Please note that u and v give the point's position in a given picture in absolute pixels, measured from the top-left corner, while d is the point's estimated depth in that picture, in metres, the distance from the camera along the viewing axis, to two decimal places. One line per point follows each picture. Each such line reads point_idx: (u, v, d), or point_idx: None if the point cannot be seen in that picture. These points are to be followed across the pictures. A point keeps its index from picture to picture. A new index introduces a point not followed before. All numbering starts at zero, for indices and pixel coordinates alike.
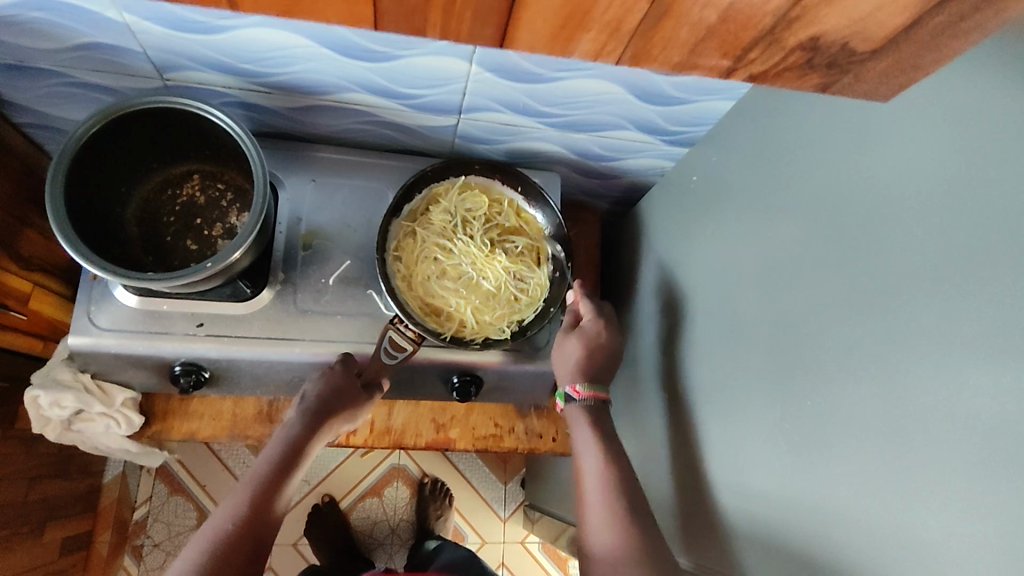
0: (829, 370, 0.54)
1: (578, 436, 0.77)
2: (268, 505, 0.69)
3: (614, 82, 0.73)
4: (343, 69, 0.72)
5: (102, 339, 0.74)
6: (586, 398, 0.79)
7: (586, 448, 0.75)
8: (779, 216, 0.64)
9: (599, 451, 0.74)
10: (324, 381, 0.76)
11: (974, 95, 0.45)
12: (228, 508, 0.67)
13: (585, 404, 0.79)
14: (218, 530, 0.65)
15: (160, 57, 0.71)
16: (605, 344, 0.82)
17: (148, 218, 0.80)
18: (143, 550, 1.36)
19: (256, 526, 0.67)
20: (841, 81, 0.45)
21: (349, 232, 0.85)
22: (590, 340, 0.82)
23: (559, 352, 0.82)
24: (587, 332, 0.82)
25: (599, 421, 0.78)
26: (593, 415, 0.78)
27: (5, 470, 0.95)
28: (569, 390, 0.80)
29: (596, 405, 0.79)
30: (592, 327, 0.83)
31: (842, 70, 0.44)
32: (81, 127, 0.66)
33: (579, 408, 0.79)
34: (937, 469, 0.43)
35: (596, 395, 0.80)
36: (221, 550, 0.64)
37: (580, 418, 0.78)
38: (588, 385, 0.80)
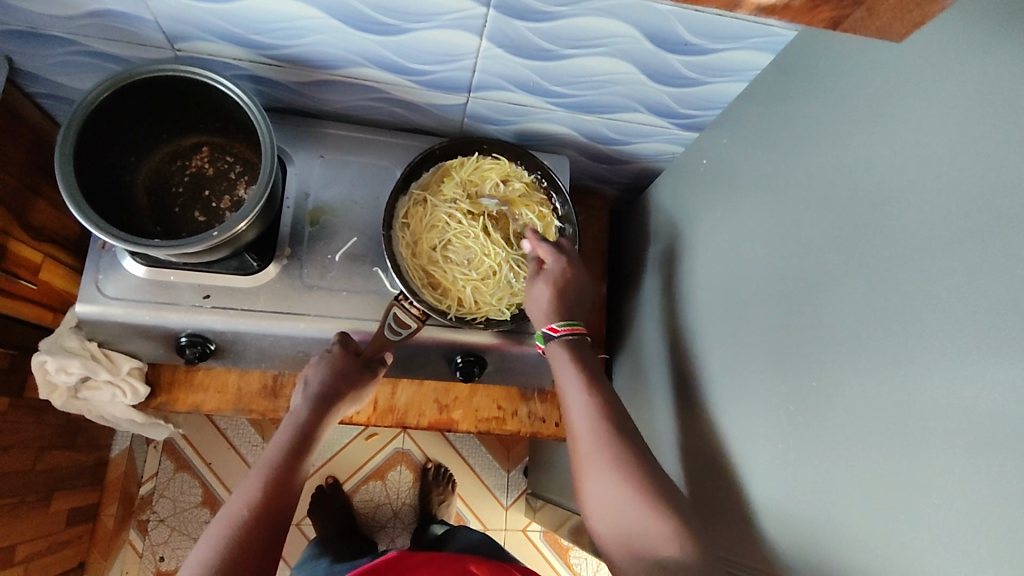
0: (840, 352, 0.53)
1: (563, 377, 0.75)
2: (284, 490, 0.67)
3: (626, 61, 0.72)
4: (354, 42, 0.72)
5: (110, 308, 0.75)
6: (566, 334, 0.77)
7: (571, 392, 0.73)
8: (791, 197, 0.63)
9: (586, 392, 0.72)
10: (327, 365, 0.76)
11: (991, 65, 0.44)
12: (243, 495, 0.66)
13: (564, 340, 0.77)
14: (234, 517, 0.64)
15: (172, 25, 0.71)
16: (574, 279, 0.79)
17: (157, 188, 0.80)
18: (148, 525, 1.37)
19: (273, 511, 0.65)
20: (855, 14, 0.44)
21: (356, 208, 0.85)
22: (557, 278, 0.78)
23: (529, 298, 0.79)
24: (556, 270, 0.79)
25: (581, 357, 0.76)
26: (574, 352, 0.76)
27: (14, 439, 0.96)
28: (546, 330, 0.77)
29: (576, 340, 0.77)
30: (557, 264, 0.79)
31: (855, 2, 0.43)
32: (89, 94, 0.66)
33: (559, 347, 0.77)
34: (948, 446, 0.42)
35: (574, 330, 0.77)
36: (240, 537, 0.62)
37: (562, 357, 0.76)
38: (564, 321, 0.77)
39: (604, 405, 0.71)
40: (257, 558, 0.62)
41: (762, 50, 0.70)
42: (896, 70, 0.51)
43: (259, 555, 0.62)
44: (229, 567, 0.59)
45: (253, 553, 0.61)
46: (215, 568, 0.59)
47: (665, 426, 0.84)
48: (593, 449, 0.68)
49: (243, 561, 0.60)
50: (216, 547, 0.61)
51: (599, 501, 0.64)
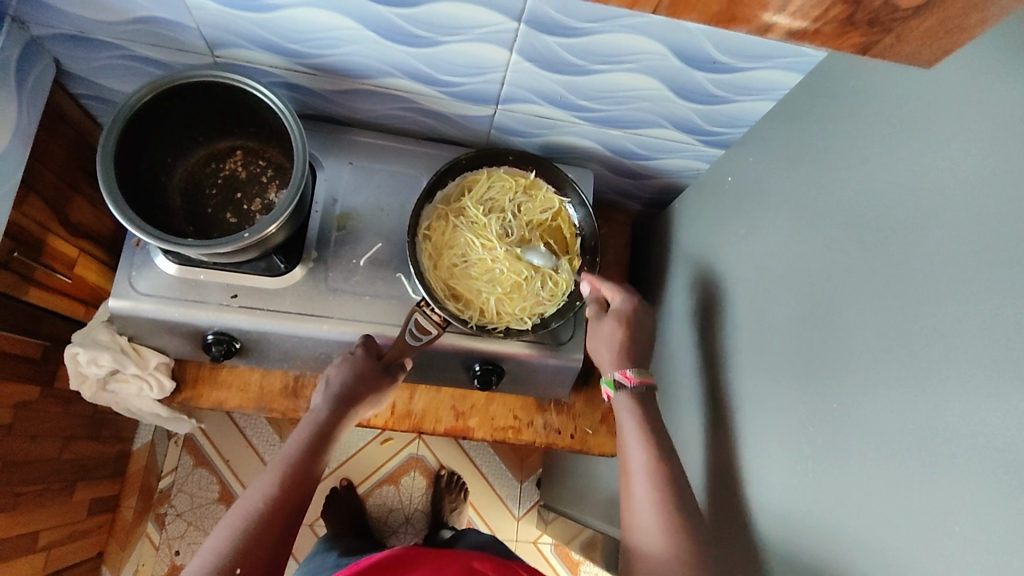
0: (861, 375, 0.53)
1: (626, 428, 0.73)
2: (300, 488, 0.68)
3: (653, 77, 0.73)
4: (387, 53, 0.74)
5: (140, 304, 0.77)
6: (639, 384, 0.75)
7: (634, 446, 0.71)
8: (817, 217, 0.62)
9: (651, 451, 0.70)
10: (347, 367, 0.77)
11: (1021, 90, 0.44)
12: (260, 489, 0.67)
13: (635, 391, 0.75)
14: (250, 510, 0.64)
15: (213, 33, 0.73)
16: (642, 321, 0.81)
17: (192, 189, 0.83)
18: (166, 519, 1.39)
19: (287, 508, 0.66)
20: (884, 40, 0.44)
21: (382, 214, 0.86)
22: (625, 315, 0.80)
23: (598, 336, 0.80)
24: (625, 308, 0.80)
25: (647, 408, 0.74)
26: (642, 403, 0.75)
27: (42, 427, 0.99)
28: (618, 376, 0.76)
29: (643, 391, 0.75)
30: (626, 303, 0.81)
31: (884, 29, 0.43)
32: (133, 96, 0.69)
33: (628, 397, 0.75)
34: (966, 474, 0.42)
35: (646, 380, 0.76)
36: (254, 531, 0.63)
37: (629, 407, 0.74)
38: (637, 368, 0.77)
39: (663, 461, 0.69)
40: (270, 553, 0.63)
41: (790, 69, 0.70)
42: (923, 93, 0.51)
43: (272, 551, 0.63)
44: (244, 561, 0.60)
45: (266, 549, 0.62)
46: (228, 560, 0.60)
47: (682, 443, 0.84)
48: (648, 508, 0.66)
49: (257, 556, 0.61)
50: (231, 539, 0.62)
51: (646, 558, 0.63)
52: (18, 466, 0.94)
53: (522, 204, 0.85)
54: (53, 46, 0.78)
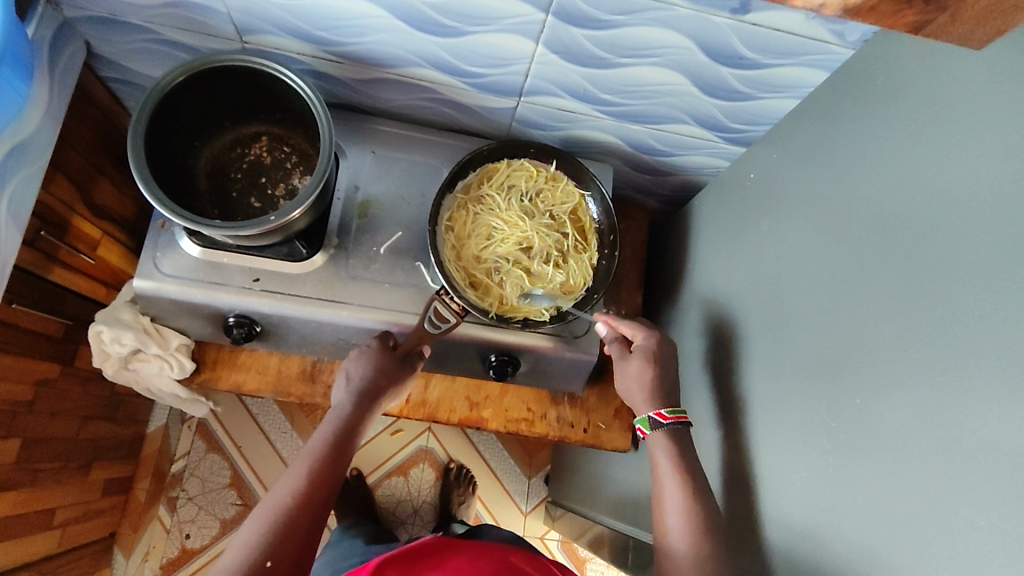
0: (882, 370, 0.53)
1: (662, 468, 0.72)
2: (326, 482, 0.69)
3: (679, 72, 0.73)
4: (413, 43, 0.74)
5: (164, 285, 0.78)
6: (673, 423, 0.76)
7: (670, 488, 0.70)
8: (838, 214, 0.62)
9: (687, 494, 0.69)
10: (368, 363, 0.78)
11: None
12: (288, 482, 0.68)
13: (670, 429, 0.75)
14: (278, 504, 0.66)
15: (242, 18, 0.74)
16: (667, 359, 0.81)
17: (217, 172, 0.84)
18: (177, 502, 1.40)
19: (314, 502, 0.67)
20: (937, 19, 0.46)
21: (403, 204, 0.87)
22: (650, 352, 0.81)
23: (623, 376, 0.81)
24: (650, 346, 0.81)
25: (683, 448, 0.74)
26: (676, 442, 0.74)
27: (62, 406, 1.00)
28: (654, 416, 0.77)
29: (682, 431, 0.75)
30: (648, 342, 0.82)
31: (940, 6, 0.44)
32: (164, 77, 0.70)
33: (664, 436, 0.75)
34: (990, 471, 0.42)
35: (681, 419, 0.76)
36: (284, 525, 0.64)
37: (663, 447, 0.74)
38: (674, 409, 0.77)
39: (685, 489, 0.69)
40: (297, 543, 0.64)
41: (817, 67, 0.70)
42: (952, 90, 0.51)
43: (300, 541, 0.64)
44: (272, 550, 0.62)
45: (294, 538, 0.64)
46: (260, 553, 0.61)
47: (695, 440, 0.84)
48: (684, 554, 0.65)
49: (285, 544, 0.63)
50: (262, 532, 0.63)
51: None
52: (37, 443, 0.96)
53: (544, 192, 0.85)
54: (84, 28, 0.79)
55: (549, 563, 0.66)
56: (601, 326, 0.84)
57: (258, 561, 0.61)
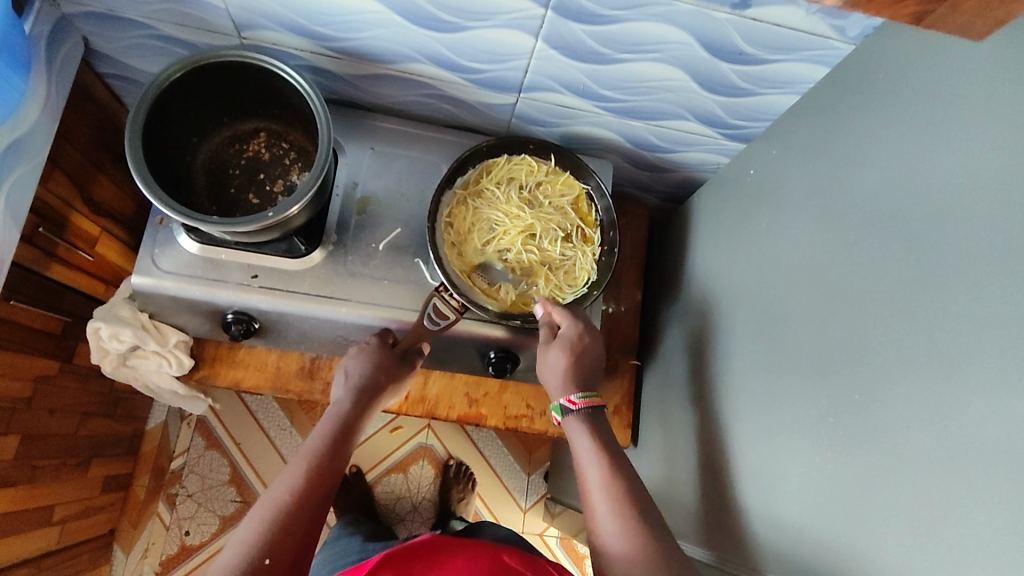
0: (879, 366, 0.53)
1: (579, 448, 0.74)
2: (324, 480, 0.69)
3: (678, 68, 0.73)
4: (412, 38, 0.74)
5: (162, 281, 0.78)
6: (583, 407, 0.77)
7: (589, 466, 0.72)
8: (838, 211, 0.62)
9: (604, 465, 0.71)
10: (363, 358, 0.79)
11: None
12: (286, 479, 0.68)
13: (581, 414, 0.77)
14: (277, 501, 0.65)
15: (241, 14, 0.74)
16: (590, 347, 0.79)
17: (215, 169, 0.83)
18: (177, 499, 1.40)
19: (313, 498, 0.67)
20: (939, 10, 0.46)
21: (401, 200, 0.87)
22: (573, 343, 0.78)
23: (543, 363, 0.79)
24: (571, 335, 0.78)
25: (597, 428, 0.76)
26: (590, 423, 0.76)
27: (61, 403, 1.00)
28: (564, 403, 0.78)
29: (594, 413, 0.77)
30: (573, 329, 0.78)
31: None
32: (162, 72, 0.70)
33: (576, 420, 0.76)
34: (990, 467, 0.42)
35: (591, 403, 0.77)
36: (283, 521, 0.63)
37: (578, 430, 0.76)
38: (582, 394, 0.77)
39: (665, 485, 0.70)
40: (298, 539, 0.63)
41: (817, 63, 0.70)
42: (952, 86, 0.51)
43: (301, 537, 0.64)
44: (273, 545, 0.61)
45: (295, 534, 0.63)
46: (259, 549, 0.60)
47: (693, 436, 0.84)
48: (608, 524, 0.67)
49: (287, 540, 0.62)
50: (261, 529, 0.62)
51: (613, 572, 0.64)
52: (37, 439, 0.96)
53: (543, 184, 0.85)
54: (82, 24, 0.79)
55: (546, 562, 0.65)
56: (537, 308, 0.79)
57: (255, 559, 0.60)
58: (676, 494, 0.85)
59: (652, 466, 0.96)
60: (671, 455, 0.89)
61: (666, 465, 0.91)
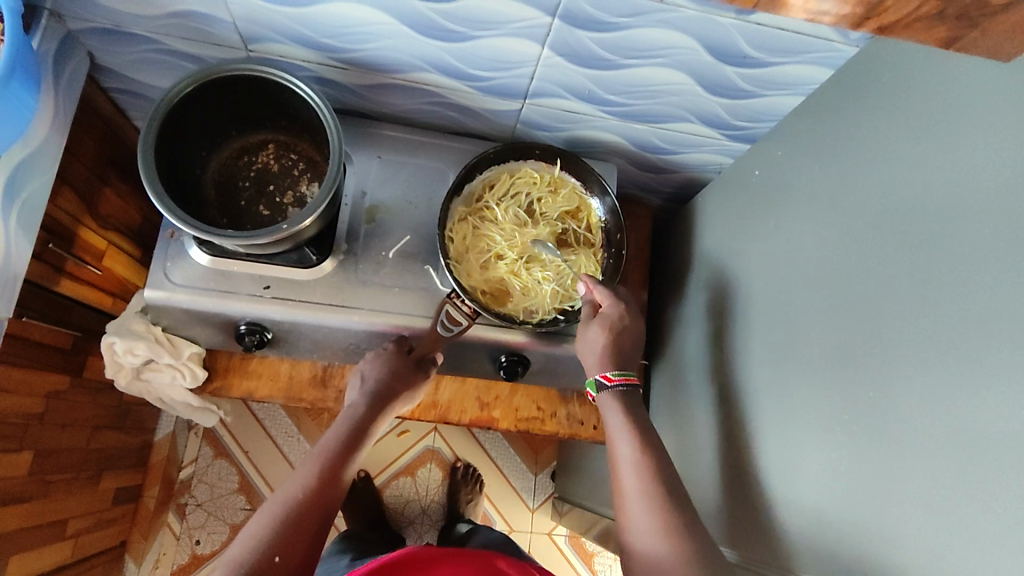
0: (890, 363, 0.54)
1: (612, 424, 0.75)
2: (336, 480, 0.69)
3: (683, 72, 0.73)
4: (419, 48, 0.75)
5: (175, 294, 0.78)
6: (621, 384, 0.77)
7: (619, 437, 0.73)
8: (845, 211, 0.63)
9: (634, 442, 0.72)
10: (383, 364, 0.80)
11: None
12: (300, 477, 0.68)
13: (617, 391, 0.77)
14: (289, 497, 0.66)
15: (248, 27, 0.74)
16: (631, 328, 0.80)
17: (225, 181, 0.84)
18: (187, 508, 1.41)
19: (324, 497, 0.67)
20: (968, 36, 0.45)
21: (409, 208, 0.87)
22: (612, 322, 0.79)
23: (582, 340, 0.80)
24: (613, 314, 0.79)
25: (631, 407, 0.76)
26: (626, 402, 0.76)
27: (72, 417, 1.01)
28: (600, 379, 0.78)
29: (629, 391, 0.78)
30: (614, 309, 0.80)
31: (971, 24, 0.44)
32: (174, 87, 0.70)
33: (611, 396, 0.77)
34: (1004, 461, 0.43)
35: (627, 380, 0.78)
36: (293, 518, 0.64)
37: (612, 406, 0.76)
38: (620, 371, 0.78)
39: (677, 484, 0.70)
40: (309, 537, 0.64)
41: (820, 65, 0.71)
42: (957, 88, 0.52)
43: (312, 536, 0.64)
44: (285, 542, 0.62)
45: (306, 533, 0.64)
46: (268, 544, 0.61)
47: (704, 434, 0.85)
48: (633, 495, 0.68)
49: (298, 538, 0.63)
50: (271, 525, 0.63)
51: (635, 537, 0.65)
52: (50, 454, 0.96)
53: (542, 196, 0.86)
54: (88, 40, 0.79)
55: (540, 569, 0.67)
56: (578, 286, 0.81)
57: (265, 556, 0.60)
58: (689, 491, 0.86)
59: None
60: (683, 453, 0.90)
61: (677, 462, 0.92)
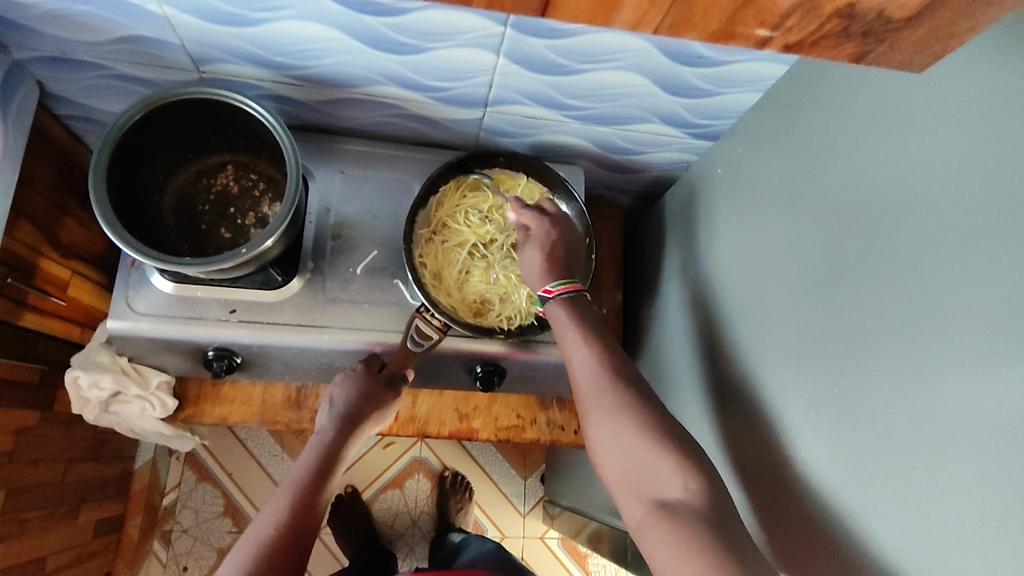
0: (859, 357, 0.53)
1: (563, 332, 0.72)
2: (310, 511, 0.68)
3: (640, 74, 0.73)
4: (374, 62, 0.74)
5: (139, 324, 0.77)
6: (561, 293, 0.74)
7: (574, 345, 0.70)
8: (808, 204, 0.63)
9: (591, 345, 0.70)
10: (351, 388, 0.79)
11: (990, 82, 0.45)
12: (271, 512, 0.67)
13: (561, 299, 0.74)
14: (262, 535, 0.64)
15: (197, 49, 0.73)
16: (559, 238, 0.78)
17: (183, 206, 0.83)
18: (171, 535, 1.39)
19: (298, 530, 0.66)
20: (877, 50, 0.44)
21: (376, 222, 0.86)
22: (545, 240, 0.77)
23: (522, 265, 0.78)
24: (540, 232, 0.78)
25: (580, 311, 0.74)
26: (574, 309, 0.73)
27: (44, 452, 0.98)
28: (541, 293, 0.76)
29: (574, 297, 0.74)
30: (540, 226, 0.78)
31: (878, 39, 0.42)
32: (123, 115, 0.69)
33: (558, 305, 0.74)
34: (966, 457, 0.43)
35: (570, 287, 0.75)
36: (267, 555, 0.63)
37: (562, 314, 0.73)
38: (560, 281, 0.75)
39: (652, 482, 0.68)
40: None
41: (774, 61, 0.71)
42: (905, 82, 0.52)
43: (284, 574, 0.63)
44: None
45: (280, 570, 0.62)
46: None
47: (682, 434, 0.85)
48: (598, 398, 0.65)
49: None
50: (247, 564, 0.62)
51: (611, 444, 0.62)
52: (23, 492, 0.94)
53: (499, 199, 0.86)
54: (36, 69, 0.77)
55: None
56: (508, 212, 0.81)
57: None
58: None
59: None
60: None
61: None
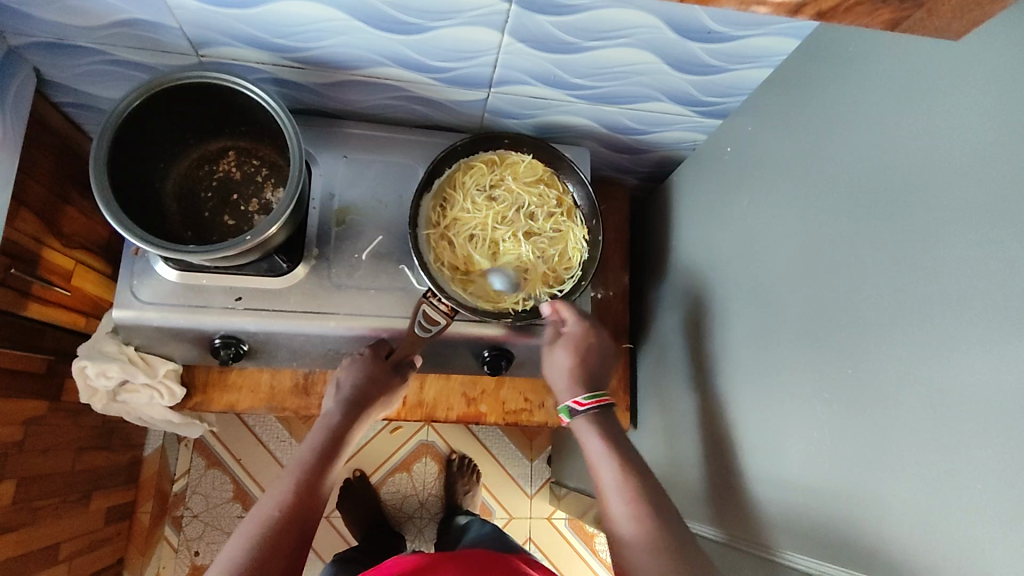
0: (871, 337, 0.53)
1: (590, 450, 0.73)
2: (313, 494, 0.68)
3: (649, 51, 0.72)
4: (377, 43, 0.72)
5: (145, 312, 0.76)
6: (593, 407, 0.77)
7: (602, 466, 0.71)
8: (820, 182, 0.62)
9: (616, 467, 0.71)
10: (358, 371, 0.79)
11: (1015, 53, 0.44)
12: (275, 494, 0.67)
13: (590, 413, 0.76)
14: (265, 516, 0.65)
15: (196, 32, 0.71)
16: (595, 345, 0.81)
17: (186, 193, 0.82)
18: (183, 520, 1.40)
19: (300, 513, 0.66)
20: (914, 15, 0.43)
21: (379, 207, 0.85)
22: (577, 343, 0.80)
23: (550, 362, 0.81)
24: (577, 335, 0.80)
25: (607, 430, 0.75)
26: (600, 424, 0.75)
27: (54, 441, 0.99)
28: (572, 404, 0.78)
29: (603, 413, 0.77)
30: (579, 328, 0.81)
31: (916, 3, 0.41)
32: (122, 101, 0.67)
33: (585, 420, 0.76)
34: (981, 436, 0.42)
35: (600, 402, 0.77)
36: (270, 537, 0.63)
37: (588, 431, 0.75)
38: (591, 395, 0.77)
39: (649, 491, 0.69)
40: (284, 560, 0.62)
41: (786, 36, 0.69)
42: (926, 56, 0.51)
43: (287, 557, 0.63)
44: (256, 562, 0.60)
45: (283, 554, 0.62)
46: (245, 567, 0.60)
47: (689, 415, 0.84)
48: (626, 521, 0.66)
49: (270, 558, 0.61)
50: (248, 547, 0.62)
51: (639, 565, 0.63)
52: (34, 480, 0.94)
53: (503, 177, 0.84)
54: (33, 56, 0.76)
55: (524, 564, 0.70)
56: (545, 309, 0.79)
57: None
58: (678, 474, 0.85)
59: (652, 445, 0.97)
60: (671, 434, 0.90)
61: (666, 444, 0.91)
